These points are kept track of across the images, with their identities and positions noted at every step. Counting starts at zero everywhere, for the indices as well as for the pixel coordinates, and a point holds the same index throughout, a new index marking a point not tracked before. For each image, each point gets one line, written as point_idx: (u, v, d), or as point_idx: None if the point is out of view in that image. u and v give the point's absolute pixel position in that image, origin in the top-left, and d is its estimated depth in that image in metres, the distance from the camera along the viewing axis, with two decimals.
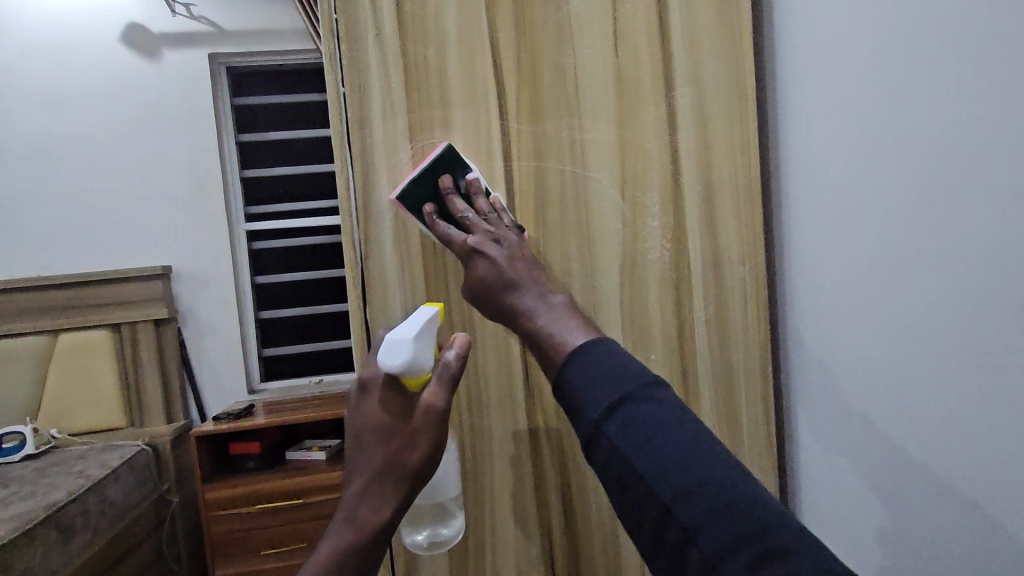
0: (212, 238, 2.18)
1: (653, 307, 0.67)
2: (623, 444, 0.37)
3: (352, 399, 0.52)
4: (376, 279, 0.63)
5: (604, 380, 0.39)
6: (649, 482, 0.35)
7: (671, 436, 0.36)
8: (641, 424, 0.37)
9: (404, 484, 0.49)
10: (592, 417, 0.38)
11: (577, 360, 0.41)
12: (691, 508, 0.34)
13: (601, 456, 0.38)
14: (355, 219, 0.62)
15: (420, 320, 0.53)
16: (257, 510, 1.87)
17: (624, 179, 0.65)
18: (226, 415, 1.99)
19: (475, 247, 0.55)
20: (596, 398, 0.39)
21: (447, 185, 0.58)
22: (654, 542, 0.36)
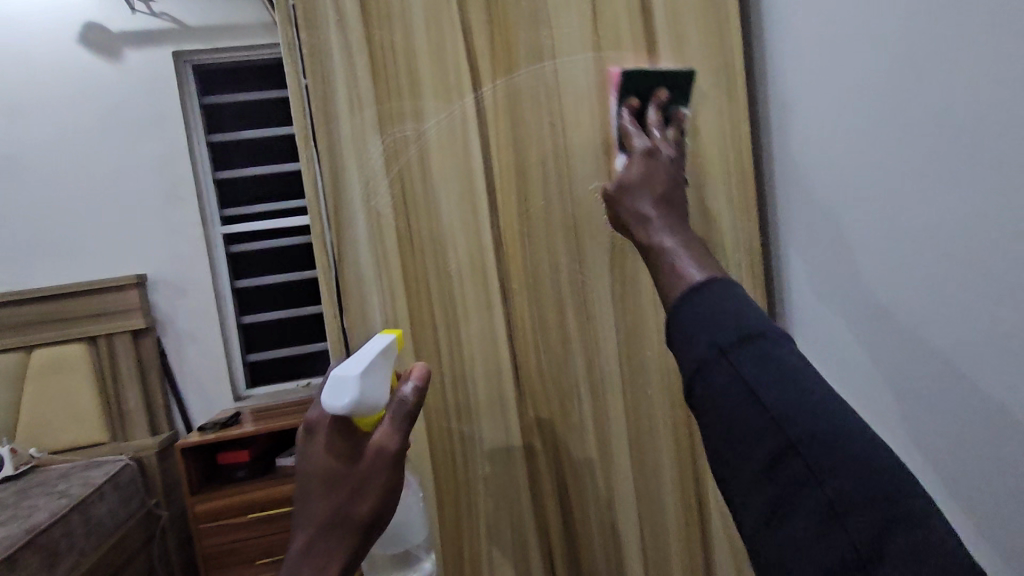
0: (187, 243, 2.11)
1: (646, 297, 0.63)
2: (750, 375, 0.36)
3: (302, 446, 0.55)
4: (351, 283, 0.59)
5: (734, 315, 0.39)
6: (776, 420, 0.35)
7: (800, 380, 0.36)
8: (771, 360, 0.37)
9: (352, 534, 0.52)
10: (719, 343, 0.38)
11: (710, 291, 0.41)
12: (821, 450, 0.34)
13: (716, 385, 0.37)
14: (324, 220, 0.58)
15: (373, 353, 0.52)
16: (249, 520, 1.83)
17: (611, 168, 0.62)
18: (211, 424, 1.93)
19: (649, 147, 0.56)
20: (719, 331, 0.38)
21: (660, 97, 0.60)
22: (756, 487, 0.36)
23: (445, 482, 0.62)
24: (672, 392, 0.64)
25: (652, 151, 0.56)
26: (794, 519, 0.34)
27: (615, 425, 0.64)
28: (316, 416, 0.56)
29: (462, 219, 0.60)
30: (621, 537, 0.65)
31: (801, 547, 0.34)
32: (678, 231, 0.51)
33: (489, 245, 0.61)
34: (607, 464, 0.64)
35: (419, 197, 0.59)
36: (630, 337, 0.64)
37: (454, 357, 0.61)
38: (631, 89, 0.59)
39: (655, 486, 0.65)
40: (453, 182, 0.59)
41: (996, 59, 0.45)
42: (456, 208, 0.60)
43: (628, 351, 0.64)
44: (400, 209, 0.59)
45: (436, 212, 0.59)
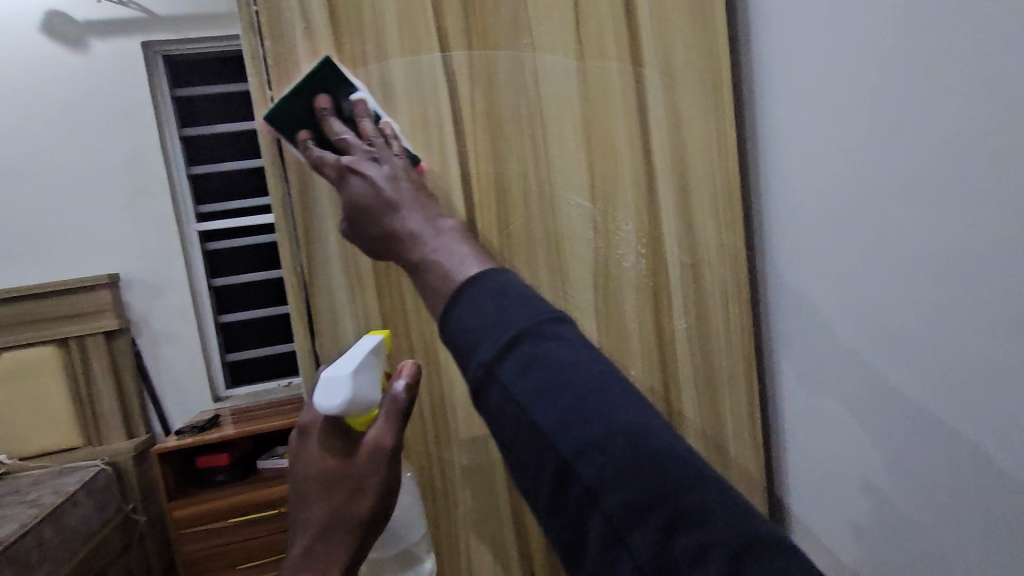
0: (161, 241, 2.05)
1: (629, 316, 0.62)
2: (518, 391, 0.30)
3: (295, 446, 0.51)
4: (323, 308, 0.56)
5: (490, 322, 0.31)
6: (549, 438, 0.29)
7: (568, 380, 0.29)
8: (539, 366, 0.30)
9: (353, 536, 0.48)
10: (481, 359, 0.30)
11: (477, 291, 0.33)
12: (596, 466, 0.28)
13: (492, 407, 0.31)
14: (294, 242, 0.55)
15: (362, 352, 0.51)
16: (230, 524, 1.80)
17: (594, 183, 0.60)
18: (189, 428, 1.89)
19: (349, 164, 0.47)
20: (477, 343, 0.31)
21: (324, 106, 0.50)
22: (553, 518, 0.30)
23: (426, 506, 0.60)
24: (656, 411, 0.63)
25: (353, 166, 0.47)
26: (591, 554, 0.28)
27: None
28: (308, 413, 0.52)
29: None
30: None
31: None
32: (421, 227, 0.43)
33: None
34: None
35: None
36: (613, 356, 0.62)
37: (432, 382, 0.59)
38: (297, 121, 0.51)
39: None
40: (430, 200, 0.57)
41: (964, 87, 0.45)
42: None
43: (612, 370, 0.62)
44: None
45: None
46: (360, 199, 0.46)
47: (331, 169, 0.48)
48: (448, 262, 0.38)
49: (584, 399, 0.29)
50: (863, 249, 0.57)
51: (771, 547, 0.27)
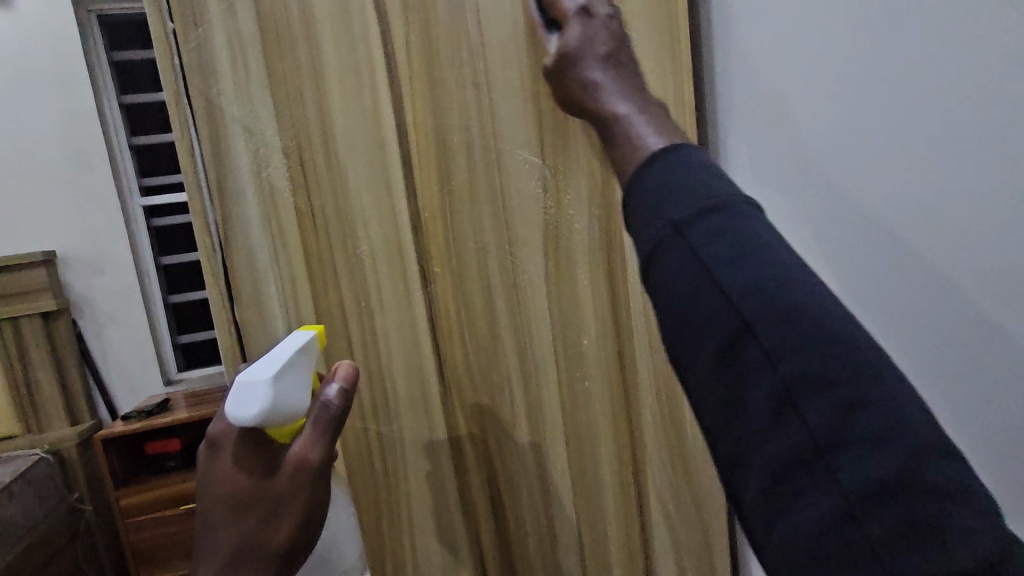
0: (101, 216, 1.92)
1: (582, 280, 0.58)
2: (705, 252, 0.29)
3: (204, 460, 0.48)
4: (242, 271, 0.51)
5: (689, 183, 0.31)
6: (731, 298, 0.28)
7: (764, 246, 0.29)
8: (730, 231, 0.29)
9: (266, 561, 0.48)
10: (672, 218, 0.30)
11: (661, 162, 0.33)
12: (782, 335, 0.27)
13: (668, 268, 0.30)
14: (206, 196, 0.49)
15: (287, 352, 0.45)
16: (181, 512, 1.73)
17: (543, 137, 0.55)
18: (136, 413, 1.79)
19: (586, 5, 0.47)
20: (667, 204, 0.31)
21: None
22: (706, 386, 0.29)
23: (362, 486, 0.56)
24: (610, 382, 0.60)
25: (587, 10, 0.47)
26: (746, 421, 0.28)
27: (550, 422, 0.59)
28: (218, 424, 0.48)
29: (373, 194, 0.52)
30: (557, 536, 0.62)
31: (753, 453, 0.28)
32: (634, 94, 0.44)
33: (405, 226, 0.53)
34: (542, 460, 0.60)
35: (321, 169, 0.51)
36: (564, 324, 0.58)
37: (368, 353, 0.54)
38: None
39: (594, 480, 0.61)
40: (360, 151, 0.51)
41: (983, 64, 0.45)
42: (366, 183, 0.52)
43: (562, 338, 0.58)
44: (299, 183, 0.51)
45: (343, 186, 0.51)
46: (574, 41, 0.46)
47: (562, 13, 0.48)
48: (640, 131, 0.41)
49: (774, 264, 0.29)
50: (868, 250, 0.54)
51: (947, 449, 0.26)
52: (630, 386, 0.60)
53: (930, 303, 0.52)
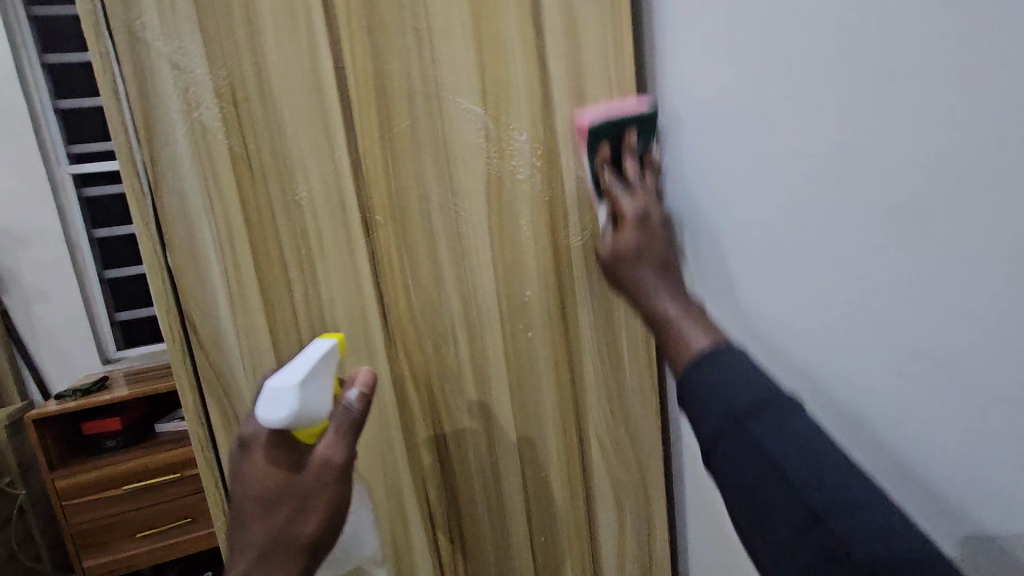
0: (25, 185, 1.80)
1: (524, 231, 0.59)
2: (766, 446, 0.37)
3: (235, 459, 0.50)
4: (174, 217, 0.49)
5: (743, 380, 0.40)
6: (795, 490, 0.36)
7: (814, 441, 0.37)
8: (786, 428, 0.38)
9: (293, 560, 0.48)
10: (732, 412, 0.39)
11: (713, 360, 0.43)
12: (854, 524, 0.34)
13: (732, 457, 0.39)
14: (132, 136, 0.47)
15: (313, 359, 0.47)
16: (125, 492, 1.67)
17: (484, 87, 0.56)
18: (72, 392, 1.70)
19: (643, 213, 0.56)
20: (731, 396, 0.40)
21: (633, 142, 0.56)
22: (788, 551, 0.36)
23: None
24: (552, 332, 0.62)
25: (643, 217, 0.56)
26: None
27: (495, 372, 0.61)
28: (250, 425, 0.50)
29: (310, 139, 0.51)
30: (501, 484, 0.64)
31: None
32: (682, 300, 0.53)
33: (346, 174, 0.53)
34: (487, 409, 0.61)
35: (256, 112, 0.50)
36: (507, 275, 0.59)
37: (310, 302, 0.54)
38: (603, 139, 0.55)
39: (537, 427, 0.63)
40: (296, 93, 0.50)
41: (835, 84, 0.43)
42: (303, 128, 0.51)
43: (505, 288, 0.60)
44: (232, 124, 0.49)
45: (279, 129, 0.50)
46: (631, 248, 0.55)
47: (619, 209, 0.56)
48: (689, 332, 0.48)
49: (825, 452, 0.36)
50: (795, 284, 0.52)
51: None
52: (572, 337, 0.62)
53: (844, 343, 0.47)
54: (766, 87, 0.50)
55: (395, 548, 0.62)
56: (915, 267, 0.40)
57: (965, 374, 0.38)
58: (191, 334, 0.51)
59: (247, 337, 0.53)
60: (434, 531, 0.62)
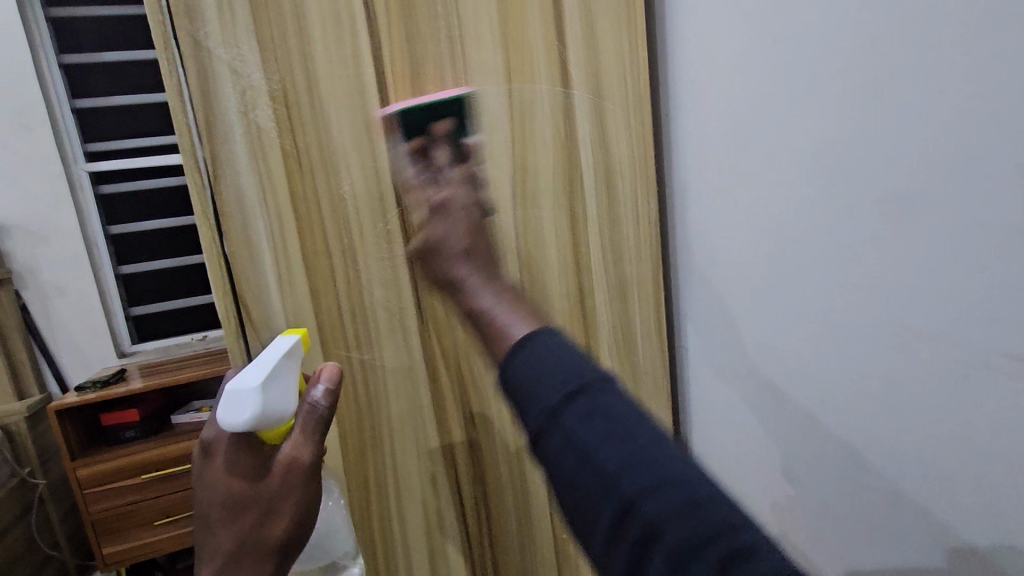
0: (44, 183, 1.84)
1: (546, 223, 0.64)
2: (581, 437, 0.33)
3: (198, 467, 0.50)
4: (234, 211, 0.54)
5: (555, 370, 0.36)
6: (610, 481, 0.31)
7: (629, 432, 0.33)
8: (600, 415, 0.33)
9: (263, 561, 0.49)
10: (549, 404, 0.34)
11: (534, 346, 0.38)
12: (659, 503, 0.30)
13: (553, 453, 0.34)
14: (195, 135, 0.52)
15: (276, 357, 0.49)
16: (144, 481, 1.72)
17: (511, 86, 0.60)
18: (91, 383, 1.75)
19: (442, 200, 0.53)
20: (544, 392, 0.35)
21: (441, 132, 0.55)
22: (603, 554, 0.32)
23: (348, 414, 0.60)
24: (569, 314, 0.67)
25: (444, 203, 0.53)
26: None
27: None
28: (211, 431, 0.51)
29: (354, 138, 0.56)
30: (524, 459, 0.68)
31: None
32: (483, 279, 0.49)
33: (386, 170, 0.57)
34: None
35: (305, 112, 0.54)
36: (529, 263, 0.64)
37: (352, 289, 0.58)
38: (409, 129, 0.55)
39: None
40: (339, 94, 0.55)
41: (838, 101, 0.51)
42: (346, 126, 0.56)
43: (525, 275, 0.64)
44: (285, 125, 0.54)
45: (326, 129, 0.55)
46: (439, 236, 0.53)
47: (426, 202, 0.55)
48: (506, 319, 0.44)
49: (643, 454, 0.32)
50: (810, 287, 0.58)
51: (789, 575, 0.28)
52: (589, 321, 0.67)
53: (851, 332, 0.54)
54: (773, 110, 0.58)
55: (428, 521, 0.66)
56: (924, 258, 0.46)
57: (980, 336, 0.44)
58: (244, 319, 0.56)
59: (295, 321, 0.57)
60: (463, 504, 0.67)
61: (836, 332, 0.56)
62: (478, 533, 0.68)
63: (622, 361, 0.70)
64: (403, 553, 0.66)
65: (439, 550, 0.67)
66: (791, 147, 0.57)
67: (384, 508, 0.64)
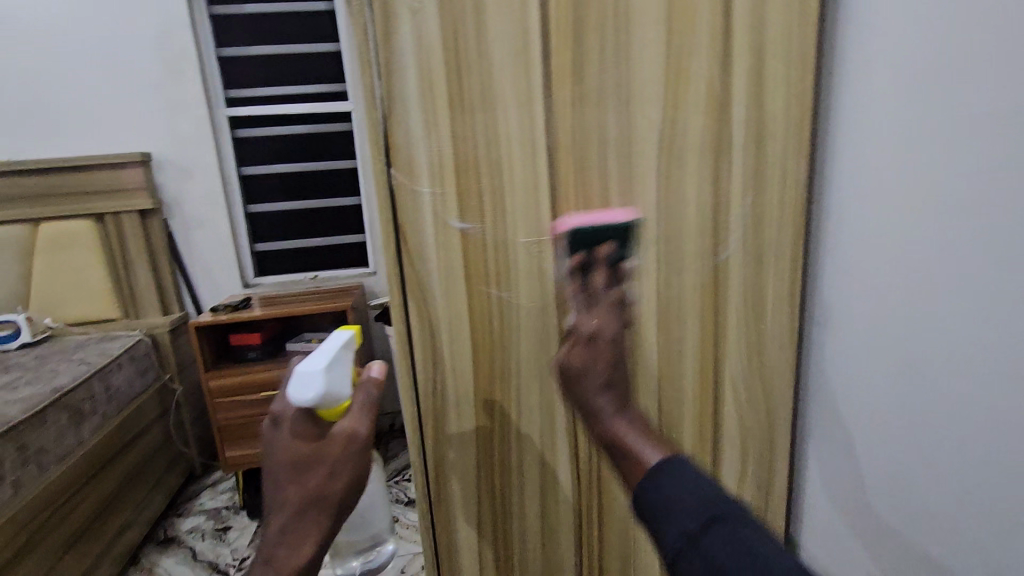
0: (192, 124, 2.04)
1: (689, 182, 0.63)
2: (719, 554, 0.41)
3: (266, 436, 0.54)
4: (401, 143, 0.58)
5: (697, 494, 0.45)
6: None
7: (761, 550, 0.40)
8: (737, 540, 0.41)
9: (324, 515, 0.52)
10: (687, 529, 0.43)
11: (665, 475, 0.47)
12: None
13: (692, 573, 0.42)
14: (374, 67, 0.56)
15: (337, 344, 0.53)
16: (261, 398, 1.92)
17: (671, 37, 0.59)
18: (223, 307, 1.97)
19: (596, 329, 0.58)
20: (680, 518, 0.44)
21: (607, 255, 0.59)
22: None
23: (481, 345, 0.65)
24: (702, 271, 0.66)
25: (601, 330, 0.58)
26: None
27: (647, 308, 0.66)
28: (280, 403, 0.54)
29: (514, 76, 0.58)
30: (639, 413, 0.70)
31: None
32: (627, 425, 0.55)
33: (539, 117, 0.59)
34: (636, 343, 0.67)
35: (472, 53, 0.57)
36: (667, 217, 0.64)
37: (498, 227, 0.61)
38: (580, 248, 0.58)
39: (677, 366, 0.69)
40: (505, 36, 0.57)
41: (970, 99, 0.52)
42: (510, 70, 0.58)
43: (662, 229, 0.64)
44: (452, 63, 0.57)
45: (489, 68, 0.57)
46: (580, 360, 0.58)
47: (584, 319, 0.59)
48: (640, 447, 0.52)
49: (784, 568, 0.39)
50: (905, 285, 0.61)
51: None
52: (721, 283, 0.67)
53: (917, 329, 0.60)
54: (913, 106, 0.58)
55: (544, 458, 0.70)
56: (988, 266, 0.52)
57: (999, 325, 0.51)
58: (402, 244, 0.61)
59: (445, 251, 0.61)
60: (576, 447, 0.70)
61: (919, 329, 0.60)
62: (587, 475, 0.71)
63: (749, 326, 0.69)
64: (518, 483, 0.70)
65: (551, 486, 0.71)
66: (920, 141, 0.57)
67: (506, 438, 0.68)
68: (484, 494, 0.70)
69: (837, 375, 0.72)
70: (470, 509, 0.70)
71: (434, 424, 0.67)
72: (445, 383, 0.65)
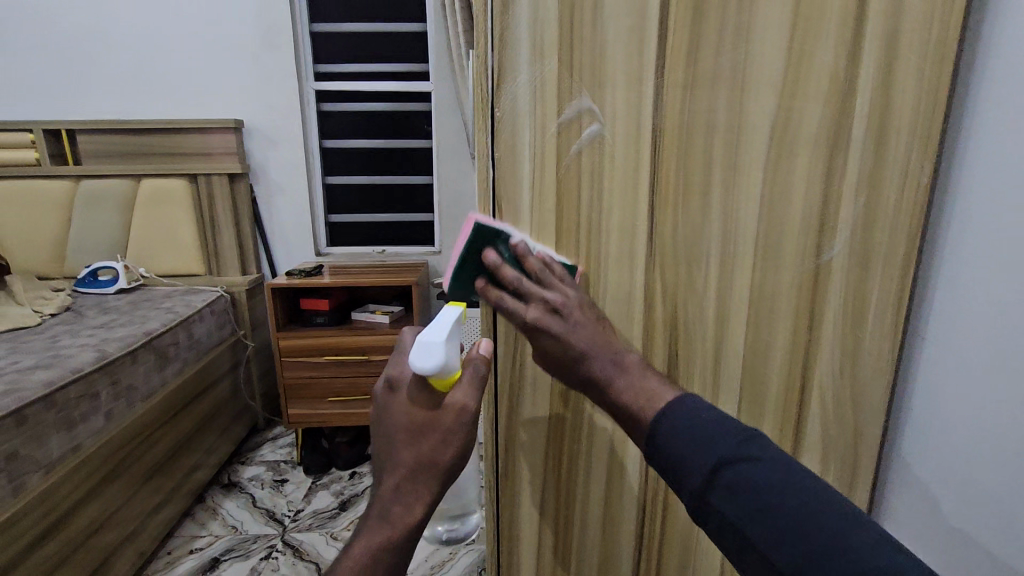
0: (282, 95, 2.14)
1: (799, 175, 0.60)
2: (728, 512, 0.39)
3: (382, 401, 0.55)
4: (504, 116, 0.58)
5: (695, 447, 0.41)
6: (761, 549, 0.38)
7: (771, 495, 0.38)
8: (739, 490, 0.39)
9: (434, 480, 0.53)
10: (692, 486, 0.40)
11: (664, 426, 0.43)
12: (806, 570, 0.36)
13: (710, 525, 0.41)
14: (488, 39, 0.57)
15: (449, 318, 0.54)
16: (326, 361, 2.01)
17: (795, 18, 0.56)
18: (298, 272, 2.07)
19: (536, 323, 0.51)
20: (688, 469, 0.40)
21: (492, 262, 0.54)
22: None
23: None
24: (800, 269, 0.63)
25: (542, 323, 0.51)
26: None
27: (738, 304, 0.64)
28: (397, 370, 0.56)
29: (625, 52, 0.57)
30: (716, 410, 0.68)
31: None
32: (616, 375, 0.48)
33: (647, 97, 0.58)
34: (720, 337, 0.66)
35: (586, 26, 0.56)
36: (770, 210, 0.61)
37: (592, 207, 0.61)
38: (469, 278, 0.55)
39: (763, 367, 0.66)
40: (621, 12, 0.56)
41: None
42: (623, 47, 0.57)
43: (764, 223, 0.62)
44: (565, 37, 0.56)
45: (602, 44, 0.56)
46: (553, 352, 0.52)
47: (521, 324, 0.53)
48: (642, 394, 0.46)
49: (803, 521, 0.37)
50: None
51: None
52: (820, 285, 0.64)
53: None
54: None
55: (614, 443, 0.69)
56: None
57: None
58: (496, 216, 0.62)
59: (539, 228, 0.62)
60: None
61: None
62: (656, 467, 0.69)
63: (846, 332, 0.65)
64: (585, 466, 0.70)
65: (618, 472, 0.70)
66: None
67: (579, 418, 0.68)
68: (551, 472, 0.70)
69: (953, 390, 0.66)
70: (535, 485, 0.71)
71: (510, 396, 0.68)
72: (525, 358, 0.66)
